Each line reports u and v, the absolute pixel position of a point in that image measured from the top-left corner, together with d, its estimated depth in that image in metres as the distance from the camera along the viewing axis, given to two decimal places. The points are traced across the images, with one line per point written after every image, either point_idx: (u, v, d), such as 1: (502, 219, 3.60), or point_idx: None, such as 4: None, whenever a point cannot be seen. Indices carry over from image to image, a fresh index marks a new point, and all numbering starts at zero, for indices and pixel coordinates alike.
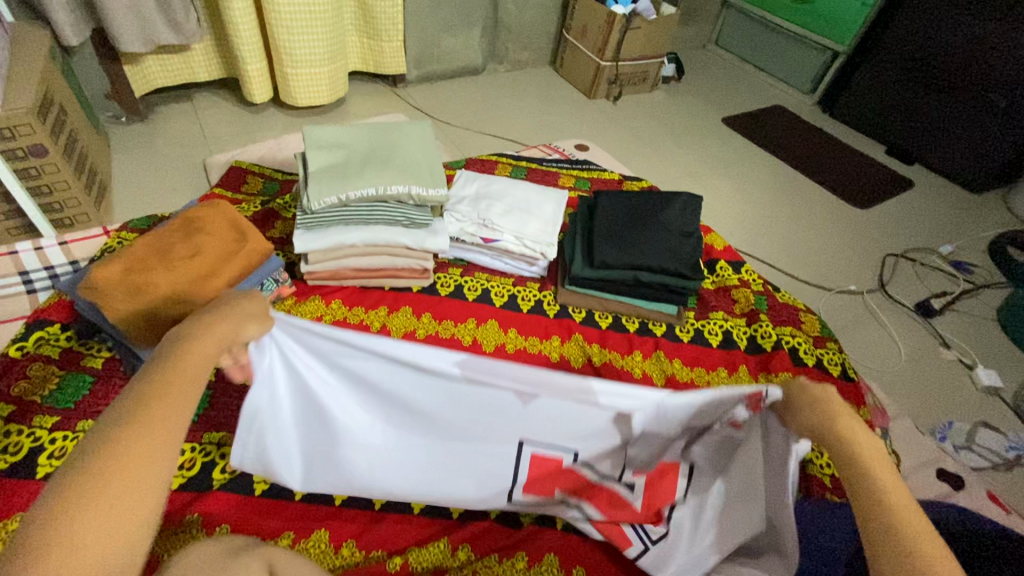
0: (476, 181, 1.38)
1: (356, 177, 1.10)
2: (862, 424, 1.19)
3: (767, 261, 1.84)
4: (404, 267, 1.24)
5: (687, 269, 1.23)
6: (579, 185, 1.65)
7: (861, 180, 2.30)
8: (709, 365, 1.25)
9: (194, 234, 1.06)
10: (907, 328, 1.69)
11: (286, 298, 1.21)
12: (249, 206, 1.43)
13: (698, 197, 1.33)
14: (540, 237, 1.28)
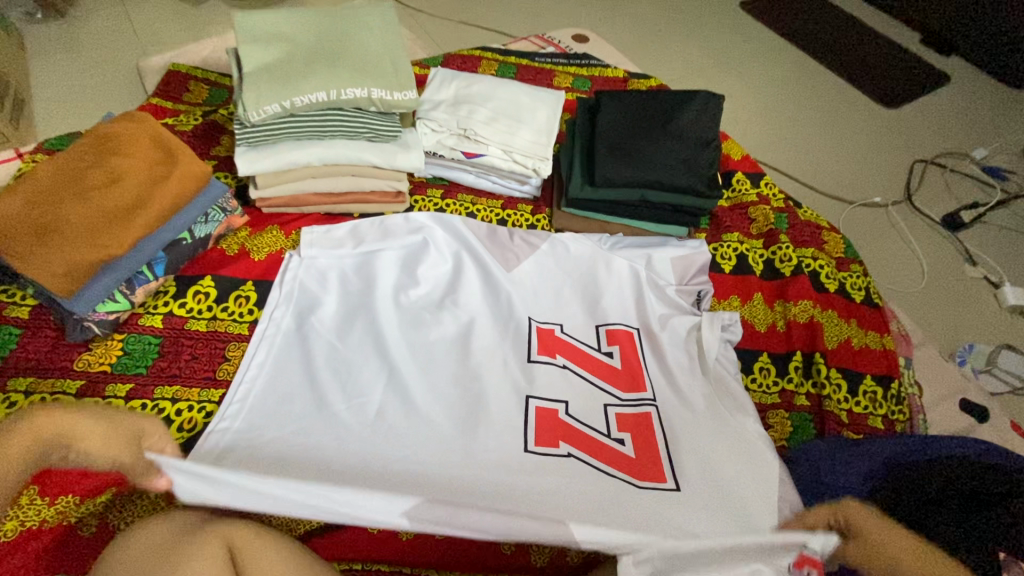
0: (454, 81, 1.15)
1: (302, 77, 0.88)
2: (884, 354, 1.08)
3: (786, 171, 1.64)
4: (374, 190, 1.08)
5: (702, 185, 1.07)
6: (578, 85, 1.42)
7: (891, 74, 2.03)
8: (720, 294, 1.13)
9: (110, 157, 0.89)
10: (933, 243, 1.54)
11: (238, 230, 1.05)
12: (186, 117, 1.21)
13: (718, 96, 1.12)
14: (531, 150, 1.09)
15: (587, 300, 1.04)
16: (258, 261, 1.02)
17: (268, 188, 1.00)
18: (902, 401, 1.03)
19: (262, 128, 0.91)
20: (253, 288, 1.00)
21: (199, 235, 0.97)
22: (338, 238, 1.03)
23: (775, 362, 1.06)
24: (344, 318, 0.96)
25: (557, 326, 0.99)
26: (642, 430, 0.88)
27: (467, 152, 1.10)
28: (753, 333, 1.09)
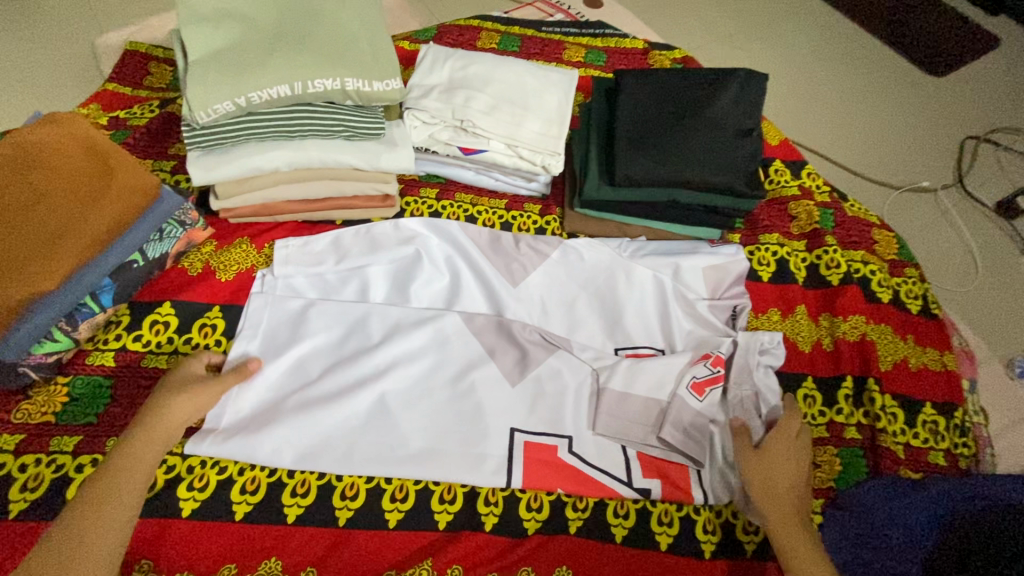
0: (448, 61, 0.98)
1: (260, 65, 0.72)
2: (945, 376, 0.95)
3: (822, 152, 1.46)
4: (356, 193, 0.92)
5: (741, 184, 0.90)
6: (591, 60, 1.23)
7: (931, 27, 1.79)
8: (757, 307, 0.98)
9: (31, 170, 0.77)
10: (991, 231, 1.37)
11: (202, 245, 0.91)
12: (142, 109, 1.05)
13: (761, 75, 0.95)
14: (539, 143, 0.93)
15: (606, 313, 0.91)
16: (224, 282, 0.88)
17: (231, 197, 0.85)
18: (967, 432, 0.91)
19: (215, 129, 0.76)
20: (220, 315, 0.86)
21: (152, 255, 0.84)
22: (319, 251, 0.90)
23: (822, 388, 0.92)
24: (329, 352, 0.83)
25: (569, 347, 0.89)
26: (666, 473, 0.81)
27: (465, 147, 0.94)
28: (796, 353, 0.95)
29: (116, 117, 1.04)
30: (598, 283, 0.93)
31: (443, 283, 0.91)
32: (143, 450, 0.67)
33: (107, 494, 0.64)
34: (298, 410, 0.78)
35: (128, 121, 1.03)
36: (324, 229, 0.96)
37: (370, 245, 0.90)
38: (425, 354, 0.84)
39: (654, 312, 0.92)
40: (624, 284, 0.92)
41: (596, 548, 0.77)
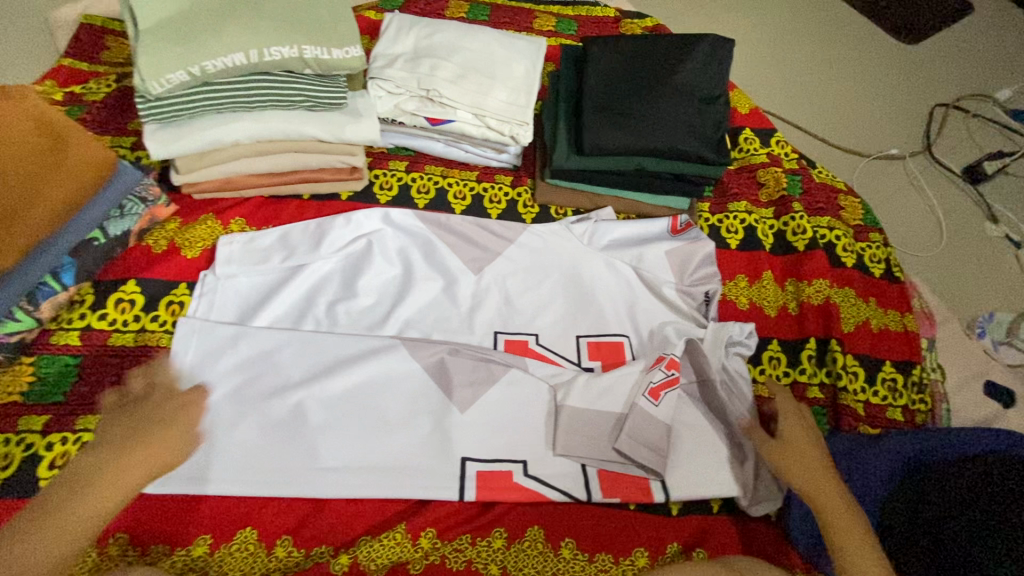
0: (413, 29, 0.96)
1: (213, 32, 0.70)
2: (905, 336, 0.98)
3: (794, 121, 1.47)
4: (322, 166, 0.91)
5: (708, 150, 0.91)
6: (562, 28, 1.22)
7: None
8: (725, 273, 1.00)
9: None
10: (956, 196, 1.40)
11: (166, 222, 0.89)
12: (98, 83, 1.02)
13: (728, 41, 0.95)
14: (507, 113, 0.92)
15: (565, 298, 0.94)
16: (191, 259, 0.87)
17: (193, 171, 0.84)
18: (925, 389, 0.94)
19: (170, 101, 0.74)
20: (187, 292, 0.86)
21: (115, 233, 0.83)
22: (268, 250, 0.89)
23: (786, 350, 0.95)
24: (283, 346, 0.83)
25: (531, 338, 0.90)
26: (623, 483, 0.81)
27: (432, 118, 0.93)
28: (762, 317, 0.97)
29: (71, 91, 1.00)
30: (554, 269, 0.95)
31: (396, 274, 0.92)
32: (115, 480, 0.60)
33: (76, 502, 0.58)
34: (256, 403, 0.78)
35: (84, 95, 1.00)
36: (292, 203, 0.95)
37: (319, 240, 0.89)
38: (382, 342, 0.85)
39: (615, 289, 0.95)
40: (580, 282, 0.94)
41: (567, 510, 0.79)
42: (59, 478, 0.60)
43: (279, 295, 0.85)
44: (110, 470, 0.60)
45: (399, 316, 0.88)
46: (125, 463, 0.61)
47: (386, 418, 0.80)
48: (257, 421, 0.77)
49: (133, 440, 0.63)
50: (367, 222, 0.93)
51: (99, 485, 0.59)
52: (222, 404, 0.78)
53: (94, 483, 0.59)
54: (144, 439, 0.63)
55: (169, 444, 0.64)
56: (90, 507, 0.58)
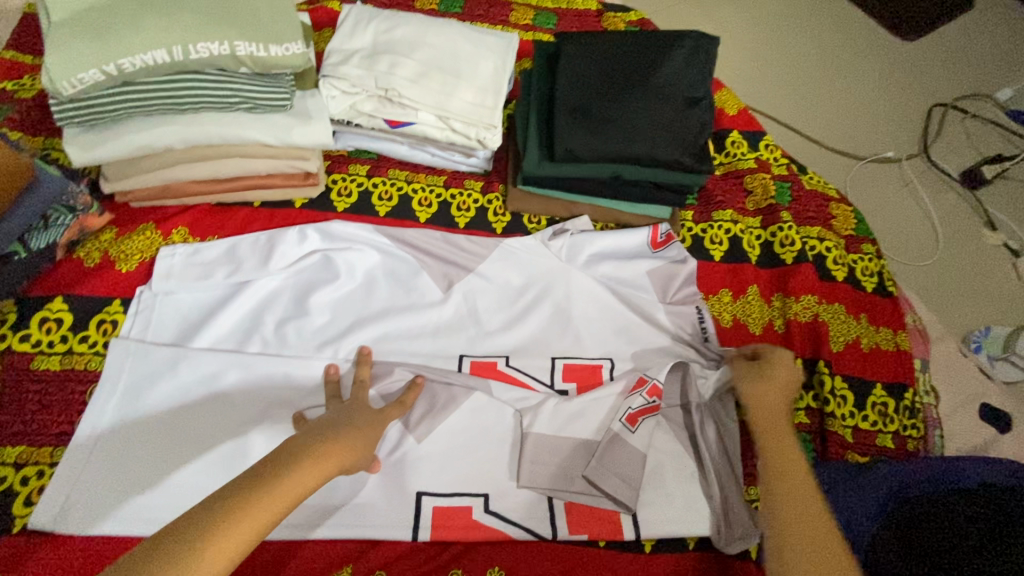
0: (373, 22, 0.88)
1: (131, 26, 0.63)
2: (897, 355, 0.92)
3: (786, 122, 1.41)
4: (271, 171, 0.84)
5: (689, 157, 0.84)
6: (540, 22, 1.14)
7: None
8: (708, 287, 0.94)
9: None
10: (954, 201, 1.34)
11: (100, 232, 0.82)
12: (32, 79, 0.94)
13: (714, 37, 0.87)
14: (472, 114, 0.85)
15: (533, 315, 0.87)
16: (125, 273, 0.80)
17: (125, 179, 0.77)
18: (916, 414, 0.88)
19: (88, 102, 0.66)
20: (121, 309, 0.79)
21: (38, 246, 0.76)
22: (212, 261, 0.81)
23: None
24: (221, 370, 0.75)
25: (498, 359, 0.84)
26: (591, 519, 0.75)
27: (391, 119, 0.86)
28: (746, 335, 0.91)
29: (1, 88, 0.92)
30: (528, 285, 0.88)
31: (353, 289, 0.85)
32: (278, 500, 0.51)
33: (201, 523, 0.47)
34: (194, 436, 0.71)
35: (15, 93, 0.92)
36: (241, 210, 0.88)
37: (267, 256, 0.82)
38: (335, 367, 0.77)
39: (589, 307, 0.88)
40: (552, 297, 0.88)
41: (533, 547, 0.73)
42: (242, 489, 0.50)
43: (222, 313, 0.78)
44: (275, 485, 0.51)
45: (354, 335, 0.81)
46: (295, 479, 0.53)
47: None
48: (190, 453, 0.70)
49: (315, 458, 0.56)
50: (322, 236, 0.86)
51: (241, 506, 0.49)
52: (155, 436, 0.71)
53: (256, 496, 0.50)
54: (305, 457, 0.55)
55: (327, 465, 0.57)
56: (248, 525, 0.48)
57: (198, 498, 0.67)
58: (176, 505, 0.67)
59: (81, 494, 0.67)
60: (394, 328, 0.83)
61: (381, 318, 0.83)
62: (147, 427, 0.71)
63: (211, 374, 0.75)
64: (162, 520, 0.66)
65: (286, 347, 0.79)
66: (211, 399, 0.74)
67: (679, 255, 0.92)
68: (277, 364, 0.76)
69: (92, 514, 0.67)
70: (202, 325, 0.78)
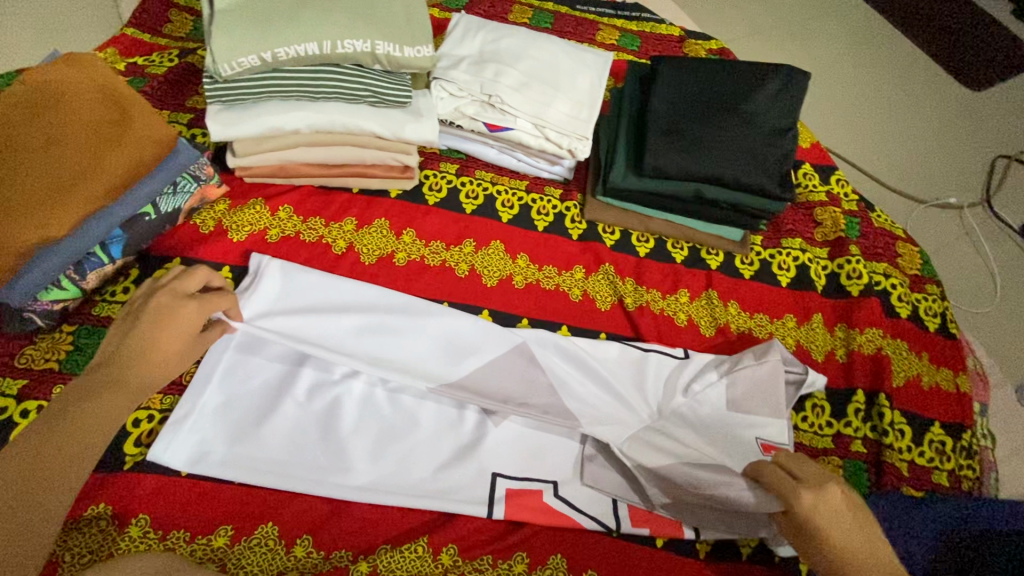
0: (481, 32, 0.94)
1: (288, 19, 0.69)
2: (955, 396, 0.94)
3: (849, 159, 1.44)
4: (376, 161, 0.90)
5: (771, 183, 0.87)
6: (625, 43, 1.20)
7: (975, 34, 1.69)
8: (773, 311, 0.97)
9: (63, 115, 0.74)
10: (1012, 252, 1.34)
11: (215, 203, 0.89)
12: (161, 57, 1.02)
13: (805, 73, 0.91)
14: (568, 125, 0.90)
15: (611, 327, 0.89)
16: (237, 241, 0.86)
17: (250, 156, 0.83)
18: (974, 455, 0.90)
19: (238, 84, 0.74)
20: (228, 275, 0.84)
21: (166, 209, 0.82)
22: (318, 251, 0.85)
23: (832, 399, 0.91)
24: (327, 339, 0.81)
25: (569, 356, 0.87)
26: (654, 519, 0.78)
27: (491, 123, 0.91)
28: (809, 360, 0.94)
29: (134, 63, 1.01)
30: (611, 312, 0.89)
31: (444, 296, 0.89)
32: None
33: None
34: (283, 399, 0.77)
35: (147, 68, 1.00)
36: (341, 195, 0.94)
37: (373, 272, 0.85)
38: (429, 352, 0.82)
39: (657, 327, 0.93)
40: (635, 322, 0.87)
41: (596, 539, 0.77)
42: None
43: (329, 293, 0.83)
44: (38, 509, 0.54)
45: (437, 318, 0.85)
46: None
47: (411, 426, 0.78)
48: (273, 413, 0.76)
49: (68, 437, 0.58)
50: (424, 233, 0.94)
51: None
52: (259, 394, 0.78)
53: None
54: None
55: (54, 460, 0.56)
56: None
57: (294, 453, 0.75)
58: (280, 454, 0.74)
59: (194, 434, 0.74)
60: (475, 326, 0.85)
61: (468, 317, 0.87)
62: (255, 385, 0.78)
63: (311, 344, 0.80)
64: (264, 472, 0.73)
65: (385, 327, 0.82)
66: (312, 363, 0.80)
67: (818, 470, 0.69)
68: (372, 344, 0.81)
69: (204, 444, 0.74)
70: (307, 300, 0.82)
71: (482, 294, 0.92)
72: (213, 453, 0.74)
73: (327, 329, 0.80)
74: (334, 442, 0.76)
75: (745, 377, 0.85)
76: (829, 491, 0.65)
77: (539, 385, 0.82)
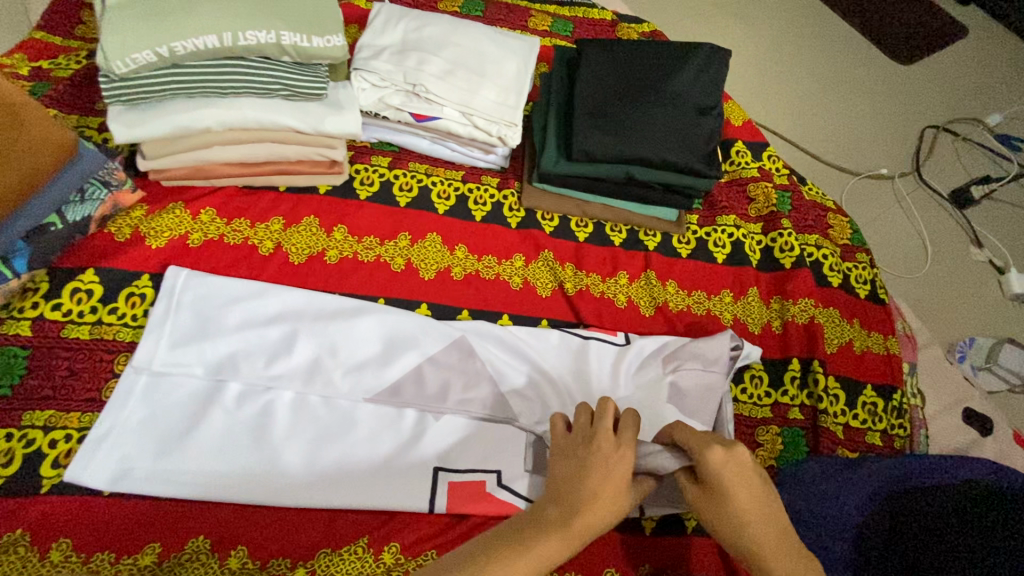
0: (402, 21, 0.92)
1: (183, 11, 0.66)
2: (886, 359, 0.97)
3: (786, 136, 1.47)
4: (299, 157, 0.87)
5: (698, 161, 0.88)
6: (558, 28, 1.19)
7: (902, 10, 1.75)
8: (710, 288, 0.99)
9: None
10: (942, 219, 1.40)
11: (131, 209, 0.85)
12: (67, 59, 0.97)
13: (726, 51, 0.92)
14: (494, 112, 0.89)
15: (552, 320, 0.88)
16: (156, 248, 0.83)
17: (162, 157, 0.80)
18: (904, 414, 0.93)
19: (136, 81, 0.70)
20: (149, 283, 0.81)
21: (74, 218, 0.79)
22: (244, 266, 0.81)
23: (769, 369, 0.94)
24: (254, 344, 0.78)
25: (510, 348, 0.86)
26: None
27: (417, 113, 0.89)
28: (746, 333, 0.96)
29: (37, 67, 0.95)
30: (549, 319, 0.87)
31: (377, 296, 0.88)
32: None
33: None
34: (209, 409, 0.74)
35: (52, 71, 0.95)
36: (267, 195, 0.91)
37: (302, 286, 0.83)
38: (363, 350, 0.81)
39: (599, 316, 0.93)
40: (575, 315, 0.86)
41: None
42: None
43: (255, 299, 0.81)
44: None
45: (369, 315, 0.83)
46: None
47: (346, 428, 0.76)
48: (198, 425, 0.73)
49: None
50: (355, 229, 0.92)
51: None
52: (184, 406, 0.74)
53: None
54: None
55: None
56: None
57: (222, 465, 0.72)
58: (209, 467, 0.72)
59: (116, 451, 0.71)
60: (410, 322, 0.84)
61: (403, 313, 0.85)
62: (179, 397, 0.75)
63: (237, 351, 0.78)
64: (192, 485, 0.70)
65: (315, 329, 0.80)
66: (241, 370, 0.77)
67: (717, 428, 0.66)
68: (302, 347, 0.79)
69: (126, 461, 0.71)
70: (232, 307, 0.80)
71: (418, 288, 0.90)
72: (136, 470, 0.71)
73: (255, 335, 0.79)
74: (266, 450, 0.74)
75: (692, 381, 0.84)
76: (740, 456, 0.62)
77: (477, 379, 0.82)
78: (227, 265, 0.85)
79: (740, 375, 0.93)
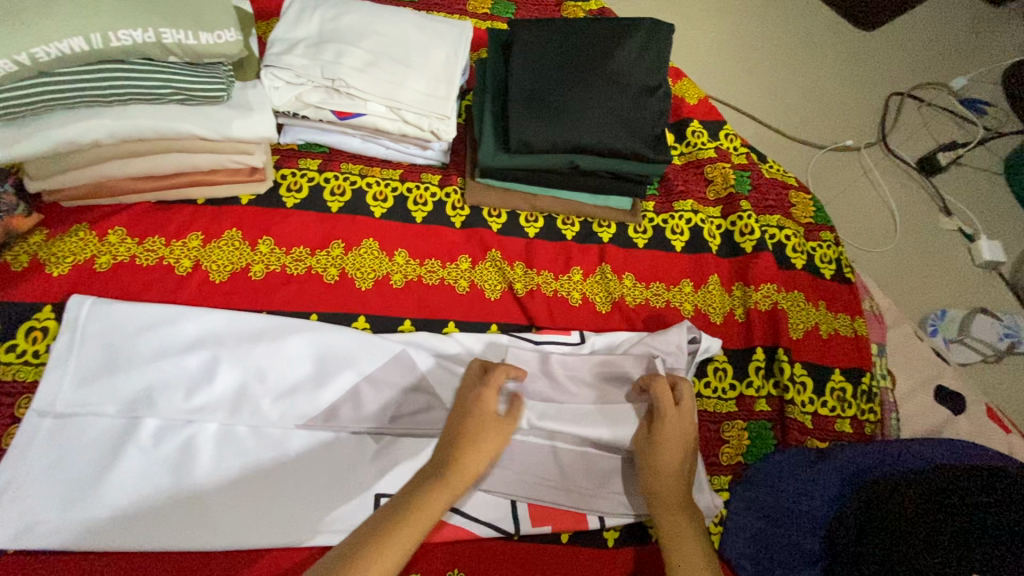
0: (317, 10, 0.85)
1: (40, 11, 0.58)
2: (854, 341, 0.93)
3: (748, 112, 1.42)
4: (213, 167, 0.80)
5: (644, 145, 0.83)
6: (498, 10, 1.12)
7: None
8: (669, 278, 0.94)
9: None
10: (910, 188, 1.36)
11: (29, 235, 0.79)
12: None
13: (668, 25, 0.86)
14: (423, 104, 0.82)
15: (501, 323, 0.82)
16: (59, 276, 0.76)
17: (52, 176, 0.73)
18: (874, 398, 0.90)
19: None
20: (52, 316, 0.74)
21: None
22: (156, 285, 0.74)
23: (733, 360, 0.89)
24: (171, 374, 0.72)
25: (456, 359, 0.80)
26: (556, 515, 0.74)
27: (339, 111, 0.83)
28: (708, 323, 0.91)
29: None
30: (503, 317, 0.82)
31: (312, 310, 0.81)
32: None
33: None
34: (122, 449, 0.68)
35: None
36: (184, 209, 0.84)
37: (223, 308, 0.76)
38: (292, 372, 0.74)
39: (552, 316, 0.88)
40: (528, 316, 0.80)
41: (495, 547, 0.72)
42: None
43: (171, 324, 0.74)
44: None
45: (298, 333, 0.76)
46: None
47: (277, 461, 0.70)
48: (109, 469, 0.67)
49: None
50: (284, 240, 0.85)
51: None
52: (93, 449, 0.68)
53: None
54: None
55: None
56: None
57: (140, 511, 0.66)
58: (124, 514, 0.66)
59: (18, 504, 0.65)
60: (344, 338, 0.77)
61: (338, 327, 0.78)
62: (87, 439, 0.68)
63: (152, 382, 0.71)
64: (107, 535, 0.64)
65: (239, 351, 0.74)
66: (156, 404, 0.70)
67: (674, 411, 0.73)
68: (225, 373, 0.72)
69: (30, 515, 0.64)
70: (145, 334, 0.73)
71: (356, 300, 0.84)
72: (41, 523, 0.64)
73: (172, 363, 0.72)
74: (188, 490, 0.67)
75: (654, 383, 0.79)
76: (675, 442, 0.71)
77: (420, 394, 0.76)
78: (140, 289, 0.78)
79: (703, 369, 0.88)
